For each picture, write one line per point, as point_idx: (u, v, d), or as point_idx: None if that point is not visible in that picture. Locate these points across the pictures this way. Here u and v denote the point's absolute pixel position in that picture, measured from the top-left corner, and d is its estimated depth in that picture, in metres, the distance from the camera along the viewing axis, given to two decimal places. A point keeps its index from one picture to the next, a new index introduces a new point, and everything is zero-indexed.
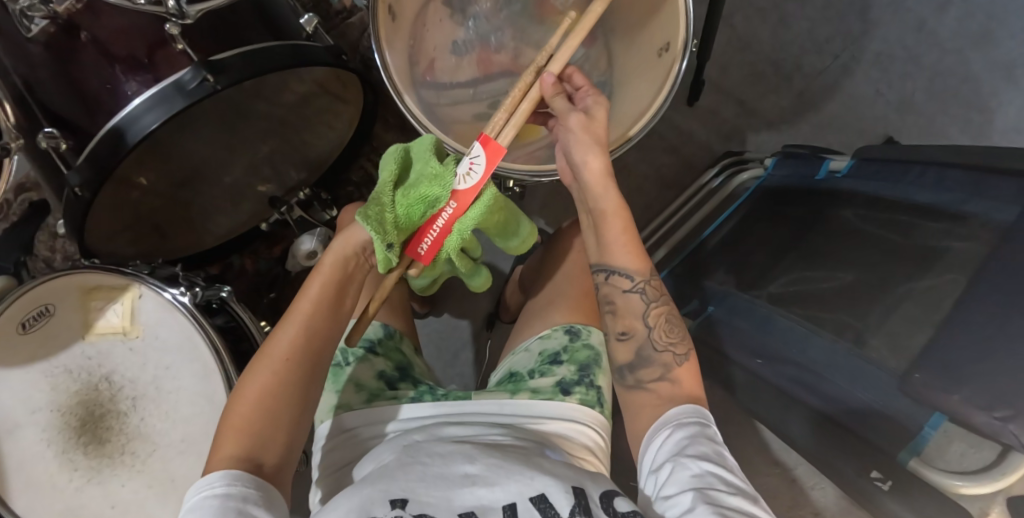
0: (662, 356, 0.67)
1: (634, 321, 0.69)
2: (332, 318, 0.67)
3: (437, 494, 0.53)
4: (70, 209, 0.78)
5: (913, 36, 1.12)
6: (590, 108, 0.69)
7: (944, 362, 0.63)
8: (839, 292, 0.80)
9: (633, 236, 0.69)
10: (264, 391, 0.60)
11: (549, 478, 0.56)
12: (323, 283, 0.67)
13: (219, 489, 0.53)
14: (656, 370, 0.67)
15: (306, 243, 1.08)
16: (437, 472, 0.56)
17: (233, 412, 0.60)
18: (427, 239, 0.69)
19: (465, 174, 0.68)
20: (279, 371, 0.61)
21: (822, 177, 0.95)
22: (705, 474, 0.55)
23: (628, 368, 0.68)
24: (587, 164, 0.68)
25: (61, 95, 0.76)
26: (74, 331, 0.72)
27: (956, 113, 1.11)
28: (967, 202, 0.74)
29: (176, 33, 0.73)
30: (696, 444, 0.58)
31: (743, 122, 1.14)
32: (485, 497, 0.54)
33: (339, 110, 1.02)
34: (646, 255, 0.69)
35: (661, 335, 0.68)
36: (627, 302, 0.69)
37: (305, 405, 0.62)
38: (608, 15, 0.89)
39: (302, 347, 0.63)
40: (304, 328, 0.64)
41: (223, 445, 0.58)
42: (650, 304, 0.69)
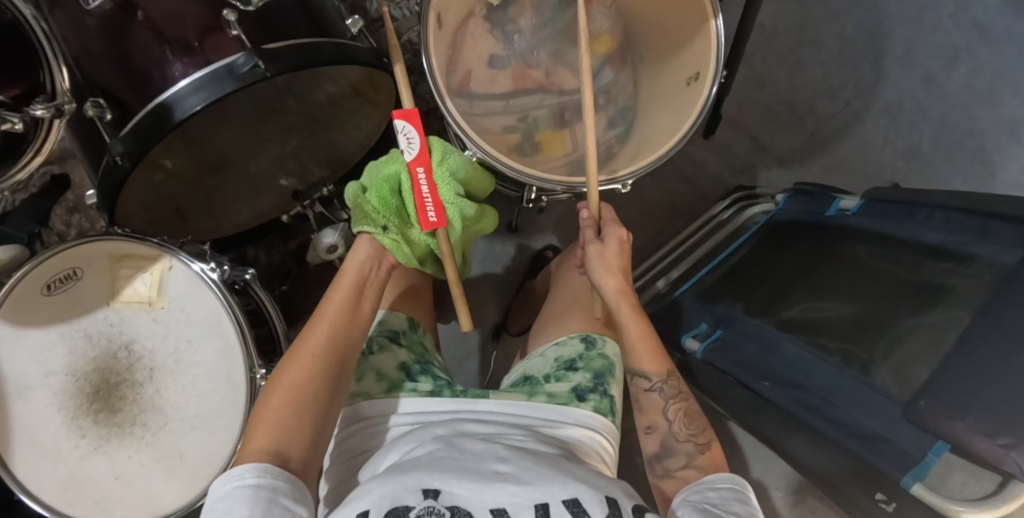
0: (685, 445, 0.69)
1: (657, 417, 0.72)
2: (352, 319, 0.73)
3: (470, 486, 0.56)
4: (106, 178, 0.78)
5: (921, 89, 1.18)
6: (607, 239, 0.78)
7: (948, 392, 0.66)
8: (848, 322, 0.82)
9: (656, 344, 0.74)
10: (295, 385, 0.65)
11: (583, 485, 0.58)
12: (344, 289, 0.75)
13: (250, 480, 0.56)
14: (681, 460, 0.68)
15: (328, 237, 1.00)
16: (470, 466, 0.59)
17: (266, 406, 0.64)
18: (428, 205, 0.79)
19: (406, 146, 0.79)
20: (308, 365, 0.67)
21: (832, 215, 0.99)
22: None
23: (657, 459, 0.70)
24: (605, 284, 0.76)
25: (109, 68, 0.77)
26: (99, 297, 0.72)
27: (959, 165, 1.16)
28: (972, 243, 0.78)
29: (232, 19, 0.77)
30: (726, 502, 0.59)
31: (756, 157, 1.19)
32: (518, 495, 0.55)
33: (368, 112, 1.04)
34: (664, 356, 0.73)
35: (682, 427, 0.71)
36: (650, 401, 0.73)
37: (330, 397, 0.66)
38: (636, 44, 0.95)
39: (328, 346, 0.69)
40: (329, 329, 0.70)
41: (256, 440, 0.61)
42: (669, 401, 0.72)
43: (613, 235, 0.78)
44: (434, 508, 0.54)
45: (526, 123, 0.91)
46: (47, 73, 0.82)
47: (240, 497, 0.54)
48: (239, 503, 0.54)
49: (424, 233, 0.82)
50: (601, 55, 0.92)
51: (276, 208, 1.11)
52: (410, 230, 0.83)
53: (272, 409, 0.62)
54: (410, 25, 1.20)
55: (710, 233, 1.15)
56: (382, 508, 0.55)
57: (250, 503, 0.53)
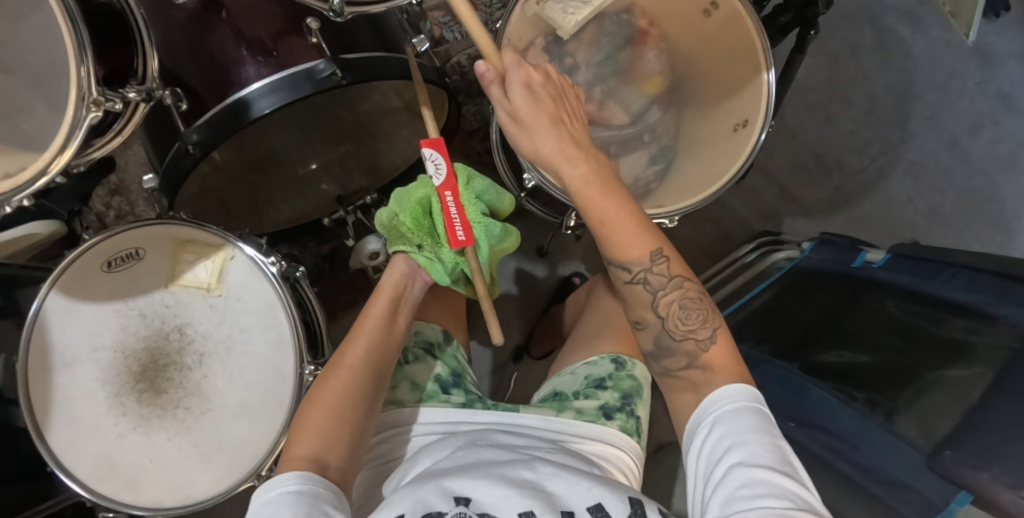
0: (684, 344, 0.68)
1: (646, 313, 0.70)
2: (389, 334, 0.74)
3: (498, 493, 0.58)
4: (174, 165, 0.80)
5: (945, 152, 1.24)
6: (514, 90, 0.65)
7: (973, 444, 0.69)
8: (871, 371, 0.86)
9: (617, 217, 0.67)
10: (337, 395, 0.65)
11: (605, 489, 0.62)
12: (381, 304, 0.75)
13: (292, 487, 0.56)
14: (681, 360, 0.68)
15: (372, 244, 1.01)
16: (501, 473, 0.61)
17: (306, 416, 0.64)
18: (456, 224, 0.79)
19: (435, 171, 0.79)
20: (347, 376, 0.67)
21: (857, 266, 1.03)
22: (754, 481, 0.55)
23: (655, 357, 0.71)
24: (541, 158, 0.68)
25: (189, 61, 0.80)
26: (159, 278, 0.73)
27: (977, 228, 1.22)
28: (995, 304, 0.82)
29: (314, 27, 0.79)
30: (743, 444, 0.58)
31: (782, 205, 1.23)
32: (546, 501, 0.58)
33: (419, 126, 1.07)
34: (634, 236, 0.67)
35: (675, 324, 0.69)
36: (634, 294, 0.70)
37: (369, 410, 0.66)
38: (683, 87, 0.98)
39: (367, 359, 0.69)
40: (368, 342, 0.71)
41: (298, 445, 0.61)
42: (657, 294, 0.69)
43: (515, 82, 0.65)
44: (464, 514, 0.57)
45: None
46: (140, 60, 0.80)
47: (285, 502, 0.54)
48: (279, 508, 0.53)
49: (453, 252, 0.82)
50: (649, 95, 0.97)
51: (316, 210, 1.13)
52: (442, 249, 0.82)
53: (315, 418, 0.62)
54: (462, 47, 1.24)
55: (732, 275, 1.19)
56: (416, 511, 0.57)
57: (293, 507, 0.53)
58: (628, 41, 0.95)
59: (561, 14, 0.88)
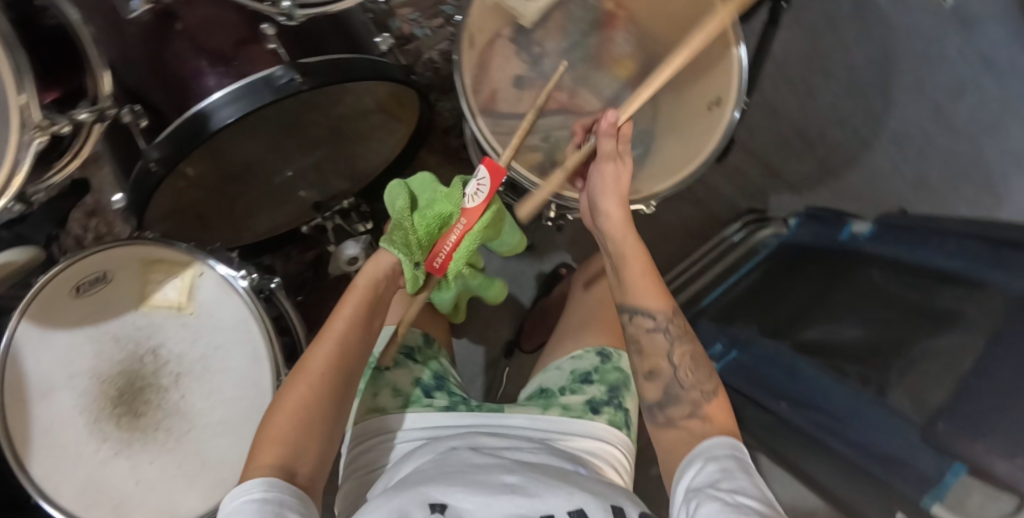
0: (690, 393, 0.71)
1: (659, 361, 0.73)
2: (361, 336, 0.72)
3: (477, 500, 0.60)
4: (138, 183, 0.78)
5: (929, 119, 1.22)
6: (623, 160, 0.76)
7: (967, 416, 0.68)
8: (862, 346, 0.84)
9: (653, 277, 0.75)
10: (303, 405, 0.65)
11: (587, 495, 0.61)
12: (357, 304, 0.72)
13: (256, 494, 0.57)
14: (685, 408, 0.71)
15: (350, 249, 0.99)
16: (479, 480, 0.63)
17: (273, 422, 0.64)
18: (441, 254, 0.75)
19: (472, 193, 0.74)
20: (315, 383, 0.66)
21: (844, 238, 1.02)
22: (742, 505, 0.57)
23: (658, 407, 0.72)
24: (609, 212, 0.76)
25: (148, 76, 0.78)
26: (130, 299, 0.73)
27: (965, 193, 1.21)
28: (980, 270, 0.80)
29: (271, 33, 0.79)
30: (730, 478, 0.60)
31: (767, 183, 1.21)
32: (524, 507, 0.59)
33: (392, 126, 1.06)
34: (666, 294, 0.74)
35: (685, 373, 0.72)
36: (652, 342, 0.74)
37: (334, 416, 0.67)
38: (656, 69, 0.96)
39: (335, 364, 0.68)
40: (337, 347, 0.69)
41: (261, 455, 0.62)
42: (673, 343, 0.73)
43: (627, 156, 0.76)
44: None
45: (547, 143, 0.93)
46: (90, 78, 0.78)
47: (249, 510, 0.56)
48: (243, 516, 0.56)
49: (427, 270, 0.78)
50: (622, 78, 0.95)
51: (295, 219, 1.12)
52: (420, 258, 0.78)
53: (278, 429, 0.62)
54: (432, 43, 1.22)
55: (720, 257, 1.18)
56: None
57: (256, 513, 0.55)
58: (596, 25, 0.94)
59: (521, 2, 0.90)
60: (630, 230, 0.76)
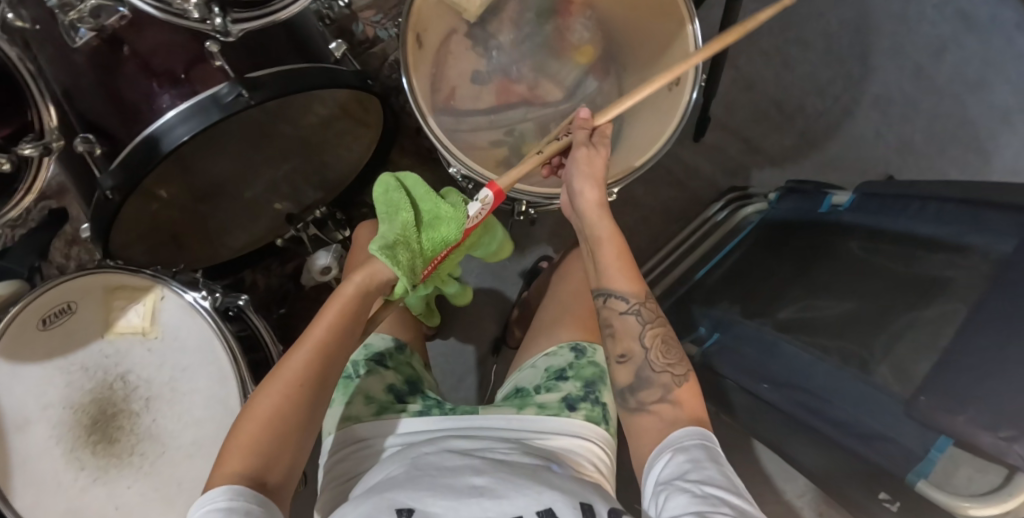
0: (660, 377, 0.69)
1: (631, 344, 0.71)
2: (344, 343, 0.67)
3: (444, 504, 0.56)
4: (99, 212, 0.79)
5: (910, 80, 1.21)
6: (597, 147, 0.75)
7: (950, 388, 0.65)
8: (841, 320, 0.82)
9: (628, 258, 0.72)
10: (276, 415, 0.61)
11: (557, 493, 0.57)
12: (341, 309, 0.66)
13: (220, 504, 0.55)
14: (656, 392, 0.68)
15: (322, 258, 1.08)
16: (445, 483, 0.59)
17: (243, 429, 0.61)
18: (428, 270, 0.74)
19: (475, 215, 0.72)
20: (290, 393, 0.62)
21: (825, 211, 0.98)
22: (709, 496, 0.55)
23: (629, 392, 0.69)
24: (585, 194, 0.74)
25: (100, 104, 0.78)
26: (94, 329, 0.74)
27: (952, 154, 1.19)
28: (966, 234, 0.77)
29: (216, 50, 0.77)
30: (698, 468, 0.58)
31: (747, 159, 1.21)
32: (491, 509, 0.55)
33: (360, 133, 1.05)
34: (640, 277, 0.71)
35: (657, 356, 0.70)
36: (625, 325, 0.71)
37: (309, 423, 0.63)
38: (617, 53, 0.94)
39: (313, 374, 0.64)
40: (316, 354, 0.64)
41: (228, 461, 0.59)
42: (646, 325, 0.71)
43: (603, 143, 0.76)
44: None
45: (513, 136, 0.90)
46: (36, 112, 0.85)
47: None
48: None
49: None
50: (583, 65, 0.93)
51: (271, 231, 1.12)
52: None
53: (247, 438, 0.59)
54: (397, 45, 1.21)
55: (704, 236, 1.16)
56: None
57: None
58: (552, 12, 0.91)
59: None
60: (607, 213, 0.74)
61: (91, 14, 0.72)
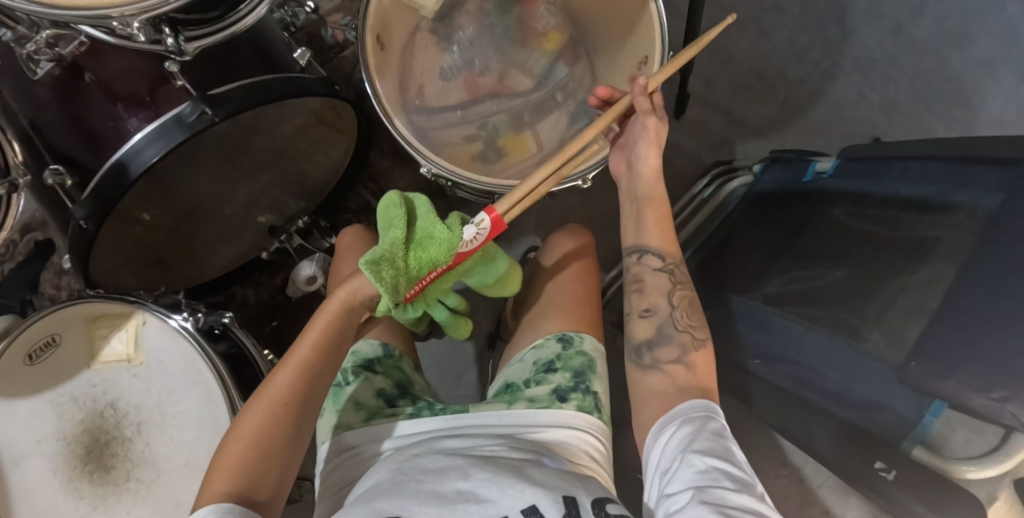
0: (681, 336, 0.69)
1: (658, 299, 0.72)
2: (331, 359, 0.66)
3: (430, 511, 0.55)
4: (76, 242, 0.80)
5: (891, 39, 1.23)
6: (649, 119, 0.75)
7: (940, 351, 0.62)
8: (835, 289, 0.80)
9: (669, 225, 0.74)
10: (262, 432, 0.60)
11: (541, 490, 0.57)
12: (326, 325, 0.65)
13: None
14: (673, 351, 0.68)
15: (307, 269, 1.10)
16: (431, 489, 0.58)
17: (228, 450, 0.60)
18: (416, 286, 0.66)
19: (468, 241, 0.64)
20: (275, 412, 0.61)
21: (810, 179, 0.97)
22: (710, 470, 0.55)
23: (646, 347, 0.70)
24: (646, 159, 0.75)
25: (67, 133, 0.77)
26: (79, 360, 0.75)
27: (938, 111, 1.21)
28: (952, 192, 0.75)
29: (175, 70, 0.75)
30: (703, 439, 0.58)
31: (730, 131, 1.23)
32: (477, 514, 0.55)
33: (334, 139, 1.04)
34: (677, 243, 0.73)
35: (682, 316, 0.70)
36: (656, 281, 0.72)
37: (298, 443, 0.62)
38: (586, 35, 0.93)
39: (299, 390, 0.63)
40: (300, 372, 0.63)
41: (214, 482, 0.57)
42: (675, 285, 0.72)
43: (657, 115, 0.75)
44: None
45: (486, 130, 0.89)
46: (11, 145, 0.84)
47: None
48: None
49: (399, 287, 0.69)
50: (551, 52, 0.91)
51: (256, 245, 1.12)
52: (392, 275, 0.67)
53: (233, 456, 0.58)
54: None
55: (692, 213, 1.17)
56: None
57: None
58: (514, 1, 0.90)
59: None
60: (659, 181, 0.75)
61: (47, 45, 0.72)
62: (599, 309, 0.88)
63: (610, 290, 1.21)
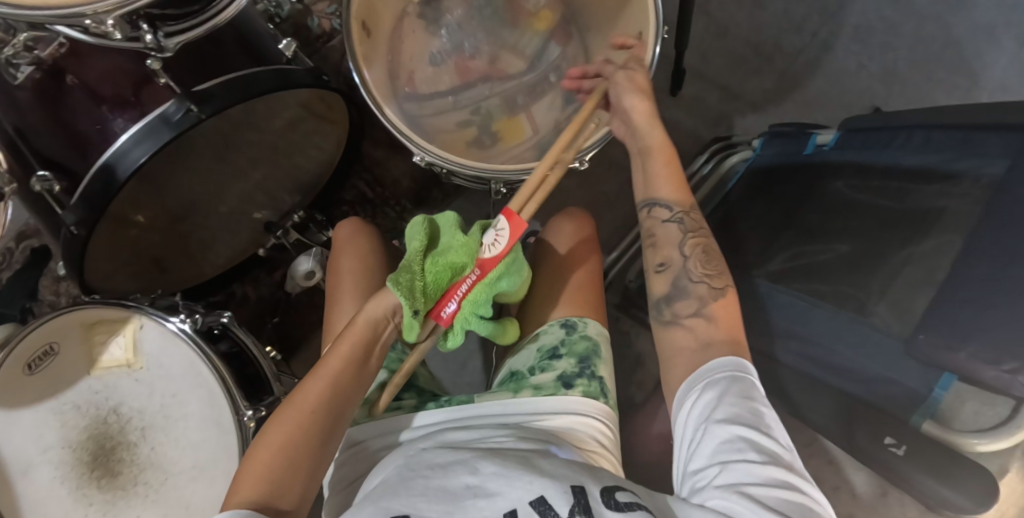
0: (698, 286, 0.68)
1: (670, 252, 0.70)
2: (359, 375, 0.65)
3: (439, 509, 0.55)
4: (68, 248, 0.79)
5: (888, 6, 1.21)
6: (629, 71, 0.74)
7: (946, 322, 0.62)
8: (840, 263, 0.79)
9: (675, 168, 0.72)
10: (289, 442, 0.59)
11: (550, 480, 0.56)
12: (356, 340, 0.65)
13: None
14: (692, 303, 0.67)
15: (305, 263, 1.08)
16: (438, 485, 0.58)
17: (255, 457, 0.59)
18: (450, 302, 0.63)
19: (490, 244, 0.63)
20: (303, 421, 0.61)
21: (811, 152, 0.95)
22: (735, 440, 0.55)
23: (666, 302, 0.69)
24: (634, 108, 0.72)
25: (52, 137, 0.75)
26: (80, 366, 0.75)
27: (940, 77, 1.19)
28: (956, 160, 0.73)
29: (157, 68, 0.73)
30: (726, 407, 0.57)
31: (728, 106, 1.21)
32: (487, 509, 0.55)
33: (326, 131, 1.02)
34: (686, 185, 0.71)
35: (697, 265, 0.69)
36: (666, 232, 0.71)
37: (323, 453, 0.61)
38: (577, 13, 0.90)
39: (326, 402, 0.62)
40: (328, 384, 0.63)
41: (240, 490, 0.57)
42: (687, 233, 0.70)
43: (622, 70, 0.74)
44: None
45: (479, 115, 0.87)
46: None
47: None
48: None
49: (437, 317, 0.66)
50: (543, 31, 0.89)
51: (253, 242, 1.11)
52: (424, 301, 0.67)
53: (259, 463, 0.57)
54: None
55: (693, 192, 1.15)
56: None
57: None
58: None
59: None
60: (657, 125, 0.72)
61: (25, 48, 0.69)
62: (602, 293, 0.87)
63: (612, 272, 1.20)
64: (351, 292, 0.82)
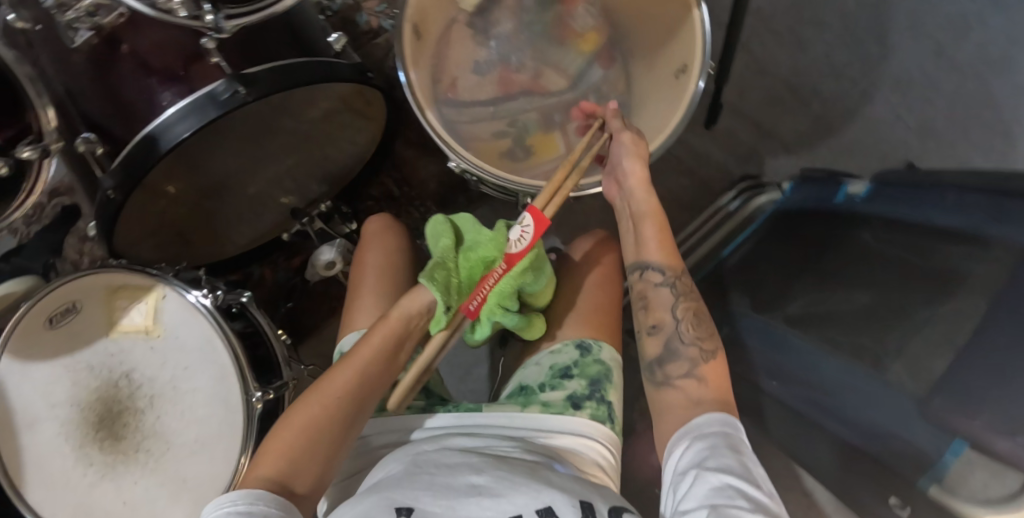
0: (689, 350, 0.68)
1: (663, 315, 0.71)
2: (386, 368, 0.65)
3: (442, 504, 0.55)
4: (101, 212, 0.81)
5: (932, 61, 1.21)
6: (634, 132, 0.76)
7: (963, 387, 0.61)
8: (858, 314, 0.79)
9: (667, 234, 0.74)
10: (311, 426, 0.60)
11: (557, 492, 0.56)
12: (386, 333, 0.65)
13: (239, 507, 0.52)
14: (684, 365, 0.68)
15: (327, 253, 1.08)
16: (444, 482, 0.58)
17: (277, 437, 0.60)
18: (478, 296, 0.62)
19: (516, 239, 0.62)
20: (327, 408, 0.61)
21: (840, 200, 0.96)
22: (725, 488, 0.54)
23: (657, 365, 0.70)
24: (631, 171, 0.75)
25: (101, 102, 0.77)
26: (98, 328, 0.76)
27: (976, 138, 1.19)
28: (987, 224, 0.72)
29: (212, 47, 0.74)
30: (717, 456, 0.57)
31: (760, 144, 1.21)
32: (491, 509, 0.54)
33: (362, 125, 1.03)
34: (675, 250, 0.73)
35: (688, 328, 0.70)
36: (657, 296, 0.72)
37: (344, 441, 0.61)
38: (623, 37, 0.90)
39: (351, 392, 0.63)
40: (356, 374, 0.64)
41: (260, 465, 0.58)
42: (679, 298, 0.71)
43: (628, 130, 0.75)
44: None
45: (516, 128, 0.88)
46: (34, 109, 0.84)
47: None
48: None
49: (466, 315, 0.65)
50: (587, 53, 0.90)
51: (279, 225, 1.12)
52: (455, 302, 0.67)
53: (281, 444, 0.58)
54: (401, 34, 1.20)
55: (715, 227, 1.18)
56: None
57: None
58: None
59: None
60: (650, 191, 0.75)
61: (87, 13, 0.71)
62: (619, 316, 0.87)
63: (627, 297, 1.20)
64: (374, 288, 0.82)
